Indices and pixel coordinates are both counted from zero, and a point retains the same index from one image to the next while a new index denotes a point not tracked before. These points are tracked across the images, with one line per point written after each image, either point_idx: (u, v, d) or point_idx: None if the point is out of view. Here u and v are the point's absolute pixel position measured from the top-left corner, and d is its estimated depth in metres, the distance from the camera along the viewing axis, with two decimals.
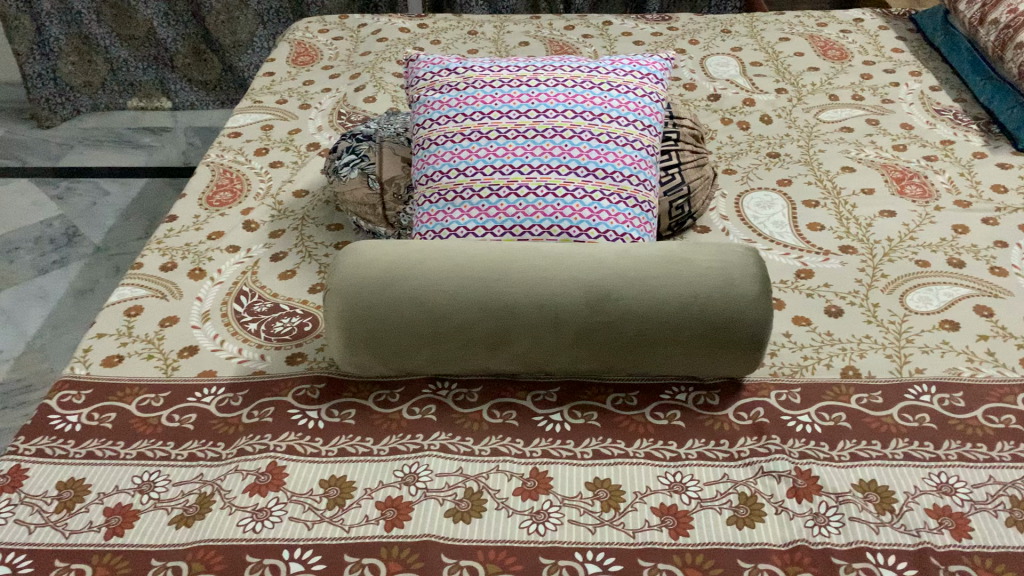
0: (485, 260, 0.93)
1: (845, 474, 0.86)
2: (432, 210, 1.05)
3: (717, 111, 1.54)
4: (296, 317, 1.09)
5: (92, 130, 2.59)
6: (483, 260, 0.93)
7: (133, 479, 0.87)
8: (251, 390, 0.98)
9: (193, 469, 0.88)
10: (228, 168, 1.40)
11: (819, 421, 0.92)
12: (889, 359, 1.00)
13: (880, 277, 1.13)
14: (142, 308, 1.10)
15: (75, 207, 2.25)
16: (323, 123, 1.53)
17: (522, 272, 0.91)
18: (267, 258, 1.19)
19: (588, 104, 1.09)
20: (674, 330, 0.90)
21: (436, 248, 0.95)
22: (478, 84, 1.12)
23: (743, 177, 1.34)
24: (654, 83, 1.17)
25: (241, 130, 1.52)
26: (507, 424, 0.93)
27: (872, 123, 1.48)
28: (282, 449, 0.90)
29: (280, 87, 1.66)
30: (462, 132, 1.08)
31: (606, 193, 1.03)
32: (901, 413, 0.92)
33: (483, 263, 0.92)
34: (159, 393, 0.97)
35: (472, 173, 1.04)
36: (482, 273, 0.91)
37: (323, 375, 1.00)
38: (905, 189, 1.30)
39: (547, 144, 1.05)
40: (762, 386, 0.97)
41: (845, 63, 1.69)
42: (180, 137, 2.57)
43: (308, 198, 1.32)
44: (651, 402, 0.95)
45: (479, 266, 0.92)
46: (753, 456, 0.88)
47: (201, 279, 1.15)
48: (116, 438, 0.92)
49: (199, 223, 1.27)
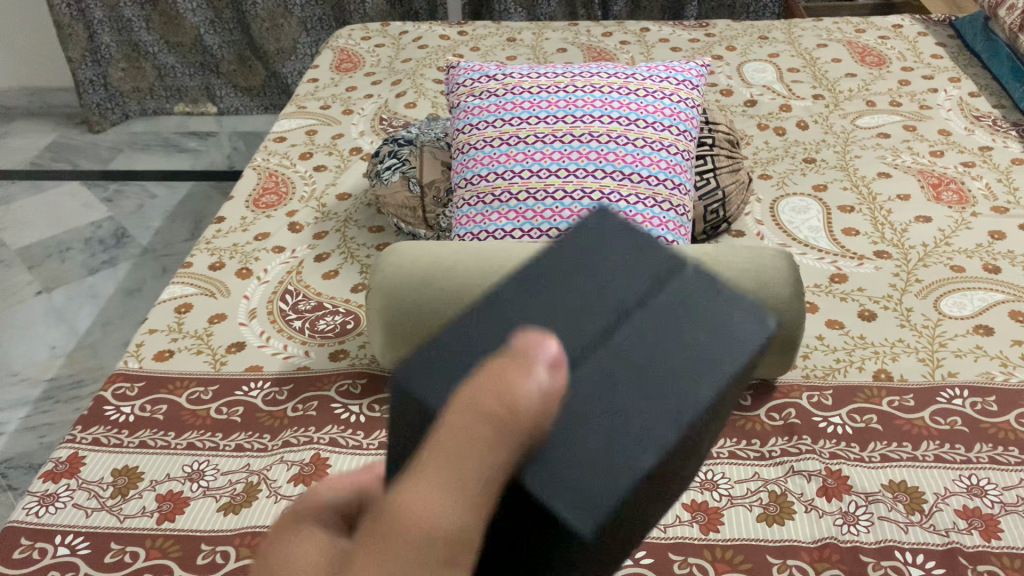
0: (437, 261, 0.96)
1: (876, 474, 0.87)
2: (471, 213, 1.06)
3: (754, 117, 1.55)
4: (339, 316, 1.12)
5: (140, 135, 2.68)
6: (453, 265, 0.95)
7: (183, 468, 0.91)
8: (296, 384, 1.01)
9: (240, 459, 0.91)
10: (274, 171, 1.45)
11: (850, 423, 0.93)
12: (922, 363, 1.00)
13: (914, 282, 1.13)
14: (191, 306, 1.14)
15: (124, 209, 2.32)
16: (366, 128, 1.57)
17: (499, 263, 0.95)
18: (311, 258, 1.23)
19: (624, 110, 1.09)
20: None
21: (428, 253, 0.97)
22: (518, 90, 1.13)
23: (779, 182, 1.36)
24: (690, 89, 1.16)
25: (286, 135, 1.56)
26: None
27: (908, 129, 1.48)
28: (325, 442, 0.92)
29: (324, 92, 1.71)
30: (501, 137, 1.09)
31: (642, 196, 1.03)
32: (934, 415, 0.93)
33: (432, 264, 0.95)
34: (208, 387, 1.01)
35: (510, 177, 1.05)
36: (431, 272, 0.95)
37: (366, 371, 1.02)
38: (941, 195, 1.30)
39: (583, 149, 1.05)
40: (793, 388, 0.98)
41: (883, 69, 1.69)
42: (225, 141, 2.64)
43: (350, 200, 1.36)
44: None
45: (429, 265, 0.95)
46: (784, 456, 0.89)
47: (248, 278, 1.19)
48: (167, 428, 0.96)
49: (246, 224, 1.31)
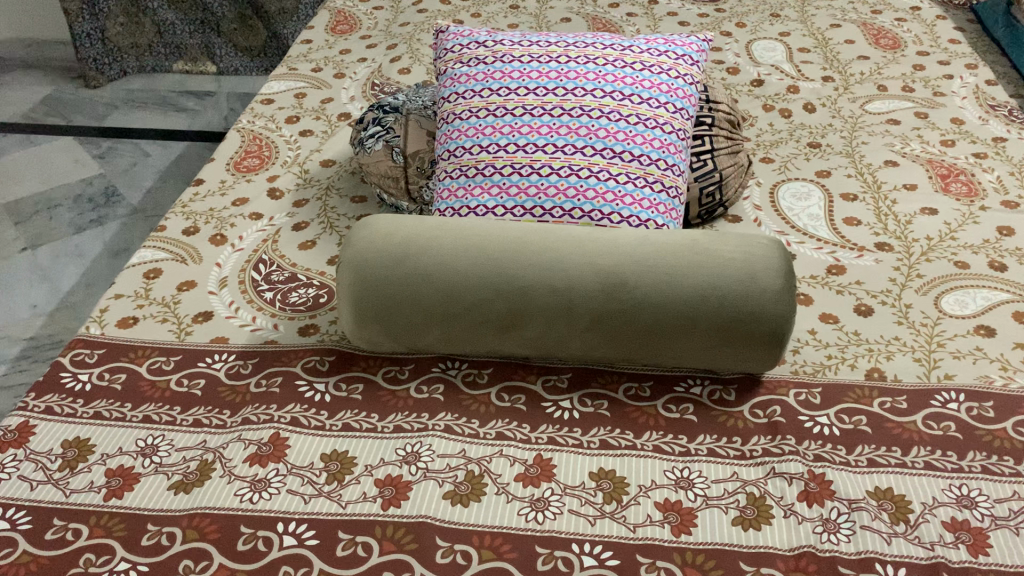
0: (412, 238, 0.91)
1: (860, 480, 0.82)
2: (452, 186, 1.01)
3: (759, 97, 1.49)
4: (312, 288, 1.07)
5: (137, 92, 2.62)
6: (429, 244, 0.90)
7: (136, 443, 0.87)
8: (261, 358, 0.97)
9: (196, 435, 0.88)
10: (258, 134, 1.40)
11: (837, 424, 0.88)
12: (918, 363, 0.96)
13: (915, 277, 1.08)
14: (161, 272, 1.10)
15: (116, 167, 2.27)
16: (356, 93, 1.52)
17: (477, 243, 0.90)
18: (288, 227, 1.19)
19: (618, 84, 1.02)
20: (690, 321, 0.86)
21: (404, 229, 0.93)
22: (507, 59, 1.06)
23: (781, 167, 1.30)
24: (689, 64, 1.08)
25: (274, 97, 1.51)
26: (600, 414, 0.89)
27: (920, 117, 1.42)
28: (285, 421, 0.88)
29: (317, 54, 1.65)
30: (487, 107, 1.03)
31: (632, 176, 0.98)
32: (926, 420, 0.89)
33: (407, 240, 0.91)
34: (170, 357, 0.97)
35: (494, 150, 1.00)
36: (406, 249, 0.90)
37: (334, 348, 0.97)
38: (950, 186, 1.24)
39: (573, 124, 1.00)
40: (781, 384, 0.93)
41: (898, 53, 1.62)
42: (223, 102, 2.58)
43: (334, 168, 1.31)
44: (664, 394, 0.92)
45: (403, 242, 0.91)
46: (765, 456, 0.85)
47: (222, 245, 1.15)
48: (123, 400, 0.92)
49: (225, 189, 1.27)
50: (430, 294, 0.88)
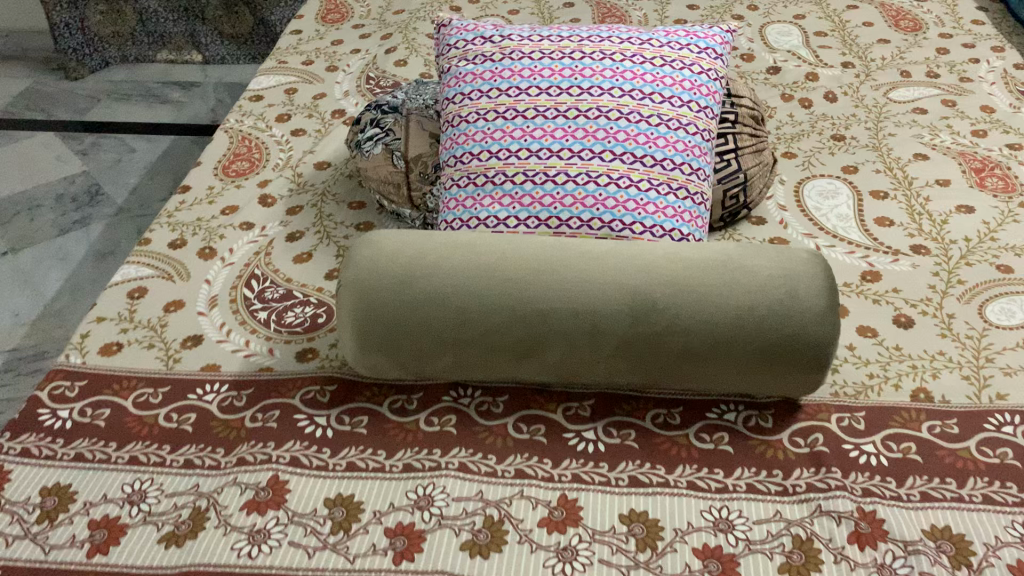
0: (418, 256, 0.82)
1: (915, 518, 0.76)
2: (460, 196, 0.94)
3: (777, 85, 1.41)
4: (310, 307, 0.99)
5: (121, 83, 2.51)
6: (437, 263, 0.81)
7: (122, 489, 0.79)
8: (257, 389, 0.89)
9: (188, 479, 0.80)
10: (247, 135, 1.31)
11: (885, 453, 0.82)
12: (967, 382, 0.88)
13: (956, 283, 1.01)
14: (146, 291, 1.02)
15: (100, 164, 2.18)
16: (350, 87, 1.43)
17: (490, 261, 0.82)
18: (282, 237, 1.10)
19: (638, 81, 0.94)
20: (726, 345, 0.78)
21: (410, 245, 0.84)
22: (516, 55, 0.97)
23: (805, 163, 1.23)
24: (713, 58, 1.00)
25: (263, 93, 1.42)
26: (627, 446, 0.82)
27: (948, 105, 1.34)
28: (285, 461, 0.81)
29: (307, 46, 1.56)
30: (495, 109, 0.95)
31: (654, 182, 0.91)
32: (980, 447, 0.82)
33: (412, 259, 0.82)
34: (158, 389, 0.90)
35: (505, 156, 0.92)
36: (411, 269, 0.81)
37: (335, 376, 0.90)
38: (985, 181, 1.17)
39: (590, 127, 0.92)
40: (821, 409, 0.86)
41: (920, 35, 1.54)
42: (210, 92, 2.48)
43: (329, 170, 1.23)
44: (696, 421, 0.85)
45: (408, 261, 0.82)
46: (810, 492, 0.78)
47: (211, 260, 1.07)
48: (107, 438, 0.84)
49: (213, 196, 1.18)
50: (439, 318, 0.80)
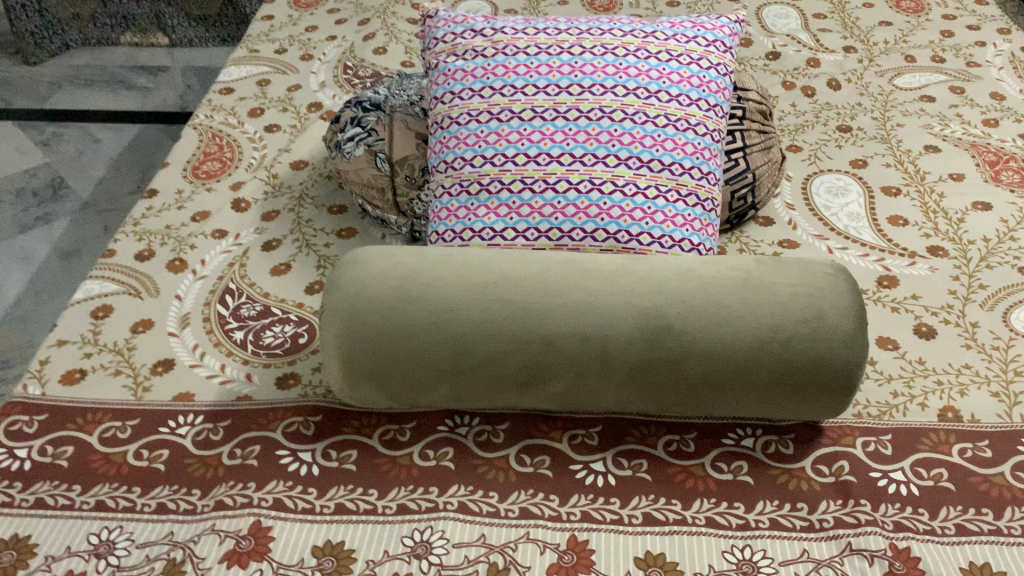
0: (410, 277, 0.75)
1: (951, 555, 0.70)
2: (452, 205, 0.86)
3: (777, 72, 1.34)
4: (290, 325, 0.92)
5: (83, 68, 2.38)
6: (430, 284, 0.74)
7: (88, 540, 0.72)
8: (234, 421, 0.82)
9: (161, 527, 0.73)
10: (218, 132, 1.23)
11: (915, 481, 0.76)
12: (996, 399, 0.83)
13: (977, 288, 0.95)
14: (111, 309, 0.94)
15: (62, 155, 2.07)
16: (327, 78, 1.34)
17: (489, 281, 0.75)
18: (258, 246, 1.03)
19: (642, 78, 0.87)
20: (748, 372, 0.72)
21: (400, 265, 0.76)
22: (510, 50, 0.90)
23: (811, 156, 1.16)
24: (722, 51, 0.93)
25: (234, 85, 1.33)
26: (639, 479, 0.76)
27: (956, 92, 1.28)
28: (267, 505, 0.74)
29: (279, 33, 1.47)
30: (489, 110, 0.87)
31: (662, 189, 0.84)
32: (1015, 472, 0.77)
33: (403, 280, 0.75)
34: (126, 422, 0.82)
35: (500, 162, 0.85)
36: (403, 291, 0.74)
37: (320, 405, 0.83)
38: (1000, 175, 1.11)
39: (592, 129, 0.85)
40: (844, 432, 0.80)
41: (922, 17, 1.48)
42: (177, 78, 2.36)
43: (307, 170, 1.15)
44: (712, 449, 0.79)
45: (399, 282, 0.75)
46: (838, 528, 0.72)
47: (181, 273, 0.99)
48: (71, 481, 0.77)
49: (182, 201, 1.10)
50: (434, 346, 0.73)
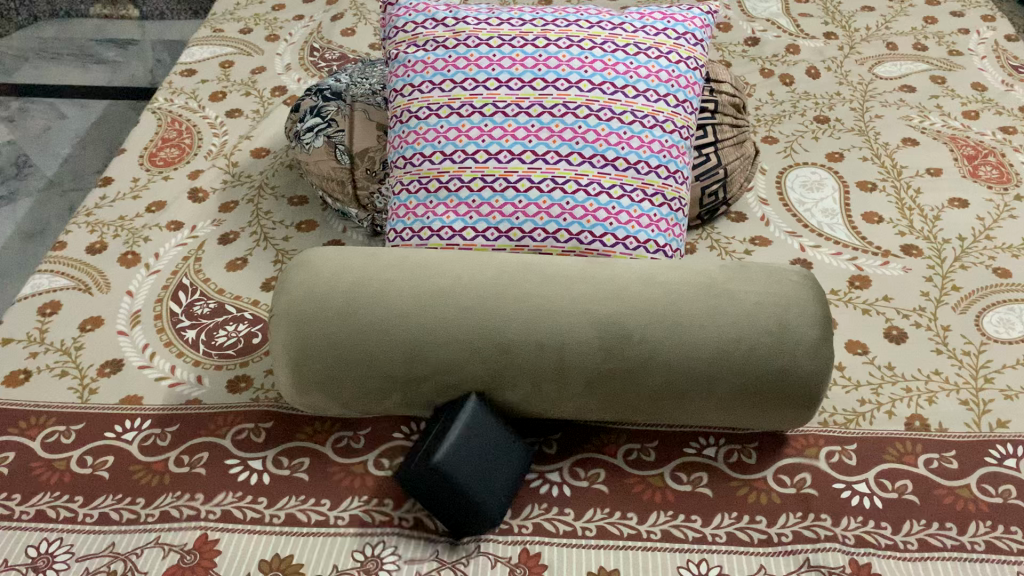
0: (362, 279, 0.72)
1: (913, 572, 0.69)
2: (410, 203, 0.83)
3: (755, 59, 1.31)
4: (244, 324, 0.89)
5: (50, 41, 2.32)
6: (382, 287, 0.71)
7: (26, 552, 0.70)
8: (183, 426, 0.79)
9: (102, 538, 0.70)
10: (177, 116, 1.19)
11: (879, 493, 0.74)
12: (966, 408, 0.81)
13: (951, 290, 0.93)
14: (59, 305, 0.91)
15: (28, 132, 2.02)
16: (292, 61, 1.30)
17: (444, 284, 0.72)
18: (214, 239, 0.99)
19: (609, 73, 0.84)
20: (709, 382, 0.70)
21: (353, 266, 0.74)
22: (472, 42, 0.86)
23: (786, 149, 1.14)
24: (693, 44, 0.89)
25: (196, 66, 1.29)
26: (597, 490, 0.74)
27: (937, 81, 1.25)
28: (213, 516, 0.72)
29: (245, 12, 1.43)
30: (449, 104, 0.84)
31: (628, 189, 0.81)
32: (981, 484, 0.75)
33: (354, 282, 0.72)
34: (71, 426, 0.79)
35: (460, 159, 0.82)
36: (353, 294, 0.71)
37: (272, 411, 0.81)
38: (978, 170, 1.09)
39: (555, 126, 0.82)
40: (809, 442, 0.79)
41: (905, 2, 1.45)
42: (147, 51, 2.30)
43: (268, 159, 1.11)
44: (673, 459, 0.77)
45: (350, 284, 0.72)
46: (797, 543, 0.70)
47: (134, 267, 0.96)
48: (11, 490, 0.74)
49: (138, 190, 1.07)
50: (385, 351, 0.70)
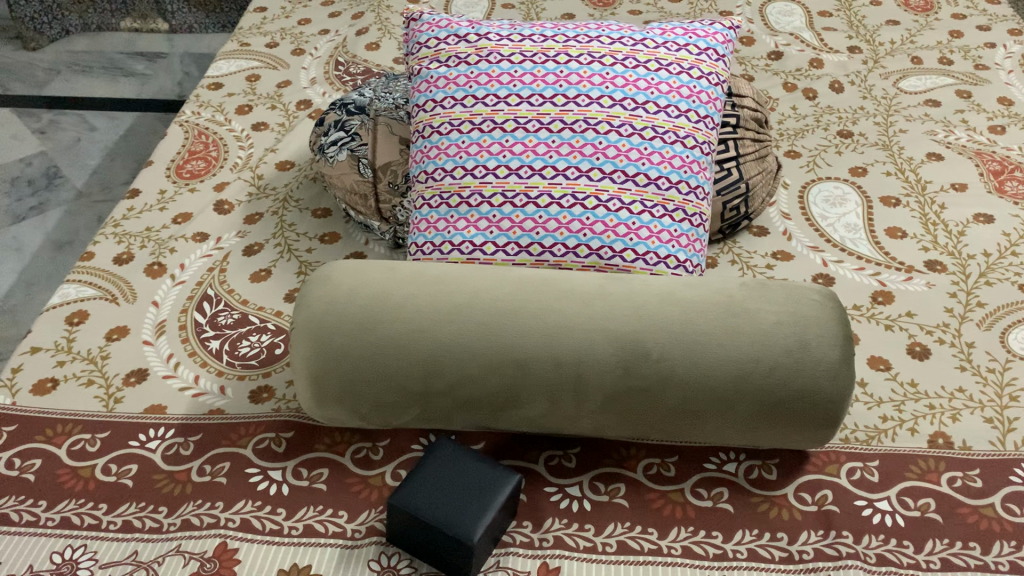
0: (380, 296, 0.73)
1: None
2: (431, 217, 0.84)
3: (778, 73, 1.31)
4: (267, 335, 0.90)
5: (80, 54, 2.36)
6: (401, 303, 0.72)
7: (50, 559, 0.70)
8: (206, 435, 0.80)
9: (125, 546, 0.71)
10: (204, 129, 1.21)
11: (902, 511, 0.74)
12: (990, 426, 0.81)
13: (975, 306, 0.92)
14: (87, 315, 0.92)
15: (59, 143, 2.06)
16: (318, 74, 1.32)
17: (462, 301, 0.72)
18: (239, 250, 1.01)
19: (630, 89, 0.84)
20: (727, 402, 0.69)
21: (372, 283, 0.74)
22: (493, 58, 0.87)
23: (810, 163, 1.13)
24: (714, 60, 0.90)
25: (223, 80, 1.31)
26: (616, 505, 0.74)
27: (962, 95, 1.24)
28: (234, 525, 0.73)
29: (272, 26, 1.45)
30: (471, 120, 0.85)
31: (648, 204, 0.81)
32: (1005, 503, 0.74)
33: (373, 298, 0.72)
34: (96, 435, 0.80)
35: (481, 174, 0.82)
36: (372, 311, 0.72)
37: (293, 422, 0.82)
38: (1004, 186, 1.08)
39: (576, 141, 0.82)
40: (830, 458, 0.78)
41: (931, 16, 1.44)
42: (176, 64, 2.34)
43: (293, 171, 1.13)
44: (692, 474, 0.77)
45: (368, 301, 0.72)
46: (818, 561, 0.70)
47: (160, 277, 0.97)
48: (37, 496, 0.75)
49: (165, 201, 1.08)
50: (404, 368, 0.70)
